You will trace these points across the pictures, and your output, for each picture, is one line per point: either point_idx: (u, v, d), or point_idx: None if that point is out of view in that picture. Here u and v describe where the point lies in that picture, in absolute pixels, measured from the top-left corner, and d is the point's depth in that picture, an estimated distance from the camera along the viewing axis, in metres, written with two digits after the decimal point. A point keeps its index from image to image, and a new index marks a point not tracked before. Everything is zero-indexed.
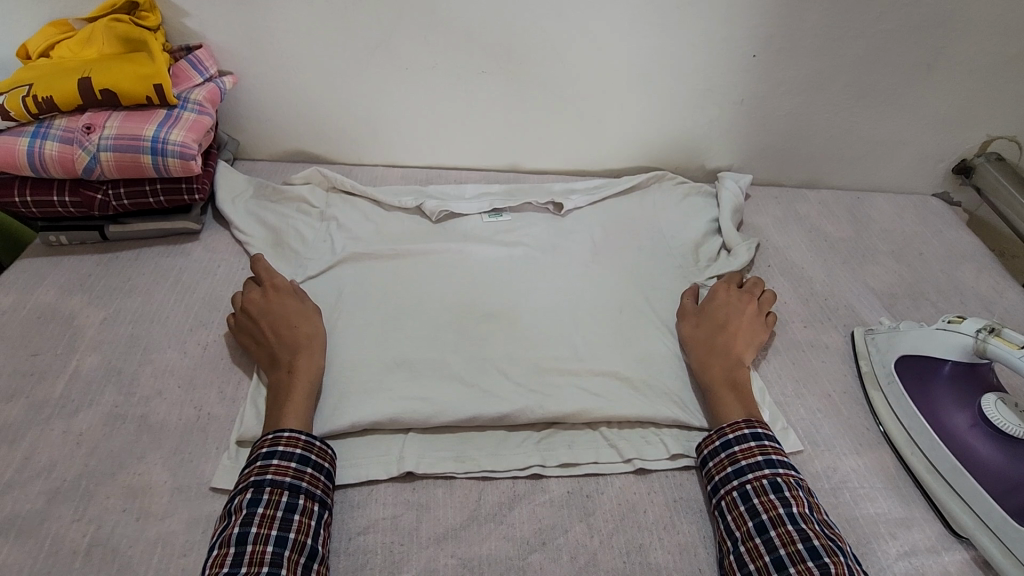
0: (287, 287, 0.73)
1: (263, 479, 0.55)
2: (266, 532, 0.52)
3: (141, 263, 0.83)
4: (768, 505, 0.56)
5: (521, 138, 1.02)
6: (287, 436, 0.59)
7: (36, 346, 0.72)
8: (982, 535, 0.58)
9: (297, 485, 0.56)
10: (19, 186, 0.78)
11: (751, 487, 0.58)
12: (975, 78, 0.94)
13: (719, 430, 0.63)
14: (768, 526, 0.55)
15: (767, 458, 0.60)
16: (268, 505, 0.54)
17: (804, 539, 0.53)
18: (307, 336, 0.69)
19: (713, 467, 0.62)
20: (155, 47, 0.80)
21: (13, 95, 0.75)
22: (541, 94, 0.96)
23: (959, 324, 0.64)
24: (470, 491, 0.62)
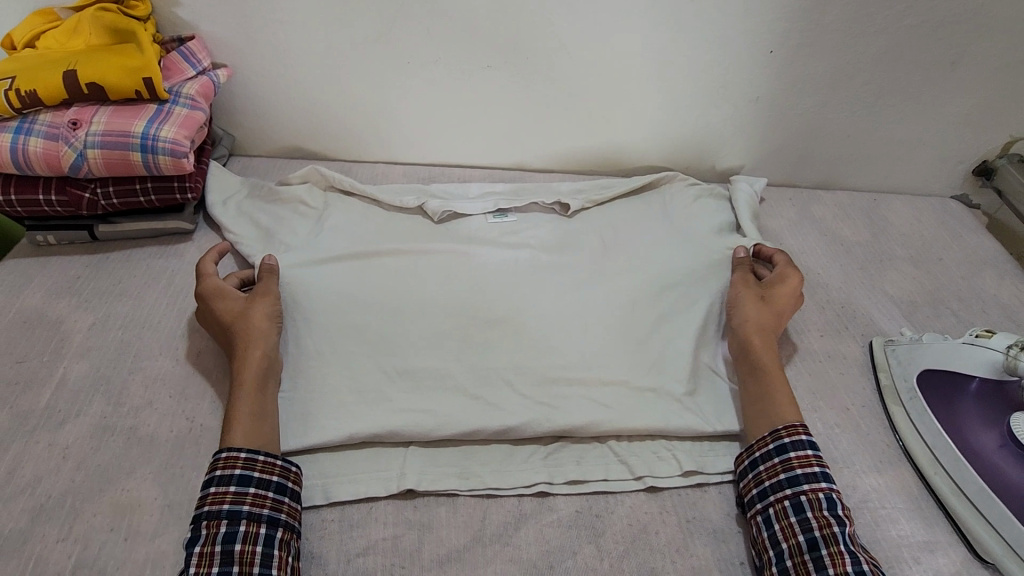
0: (213, 287, 0.69)
1: (201, 513, 0.53)
2: (206, 570, 0.50)
3: (133, 264, 0.80)
4: (823, 522, 0.54)
5: (526, 134, 0.99)
6: (224, 455, 0.55)
7: (21, 352, 0.69)
8: (1010, 561, 0.55)
9: (236, 510, 0.53)
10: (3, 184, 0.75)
11: (807, 500, 0.56)
12: (1001, 76, 0.91)
13: (775, 432, 0.61)
14: (820, 544, 0.53)
15: (824, 470, 0.58)
16: (206, 540, 0.51)
17: (855, 562, 0.52)
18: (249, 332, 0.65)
19: (764, 470, 0.59)
20: (145, 38, 0.76)
21: None
22: (547, 90, 0.93)
23: (987, 339, 0.62)
24: (474, 509, 0.59)
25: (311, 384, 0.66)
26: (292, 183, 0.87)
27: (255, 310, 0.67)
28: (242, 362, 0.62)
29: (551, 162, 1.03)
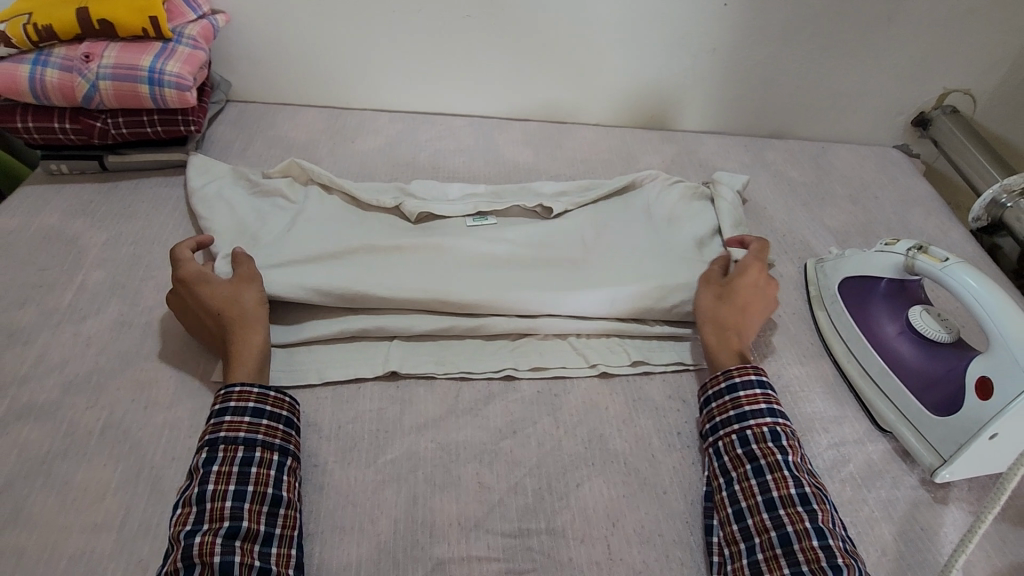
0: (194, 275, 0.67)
1: (217, 437, 0.56)
2: (223, 488, 0.54)
3: (141, 192, 0.87)
4: (766, 451, 0.59)
5: (506, 84, 1.07)
6: (238, 389, 0.60)
7: (43, 262, 0.76)
8: (903, 426, 0.65)
9: (253, 438, 0.57)
10: (21, 112, 0.82)
11: (752, 433, 0.60)
12: (931, 30, 1.01)
13: (726, 372, 0.65)
14: (765, 470, 0.58)
15: (770, 407, 0.62)
16: (223, 462, 0.55)
17: (797, 485, 0.57)
18: (238, 314, 0.65)
19: (715, 407, 0.64)
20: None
21: (14, 24, 0.79)
22: (524, 41, 1.01)
23: (893, 245, 0.71)
24: (449, 389, 0.68)
25: None
26: (274, 177, 0.87)
27: (243, 293, 0.66)
28: (239, 344, 0.63)
29: (528, 111, 1.11)
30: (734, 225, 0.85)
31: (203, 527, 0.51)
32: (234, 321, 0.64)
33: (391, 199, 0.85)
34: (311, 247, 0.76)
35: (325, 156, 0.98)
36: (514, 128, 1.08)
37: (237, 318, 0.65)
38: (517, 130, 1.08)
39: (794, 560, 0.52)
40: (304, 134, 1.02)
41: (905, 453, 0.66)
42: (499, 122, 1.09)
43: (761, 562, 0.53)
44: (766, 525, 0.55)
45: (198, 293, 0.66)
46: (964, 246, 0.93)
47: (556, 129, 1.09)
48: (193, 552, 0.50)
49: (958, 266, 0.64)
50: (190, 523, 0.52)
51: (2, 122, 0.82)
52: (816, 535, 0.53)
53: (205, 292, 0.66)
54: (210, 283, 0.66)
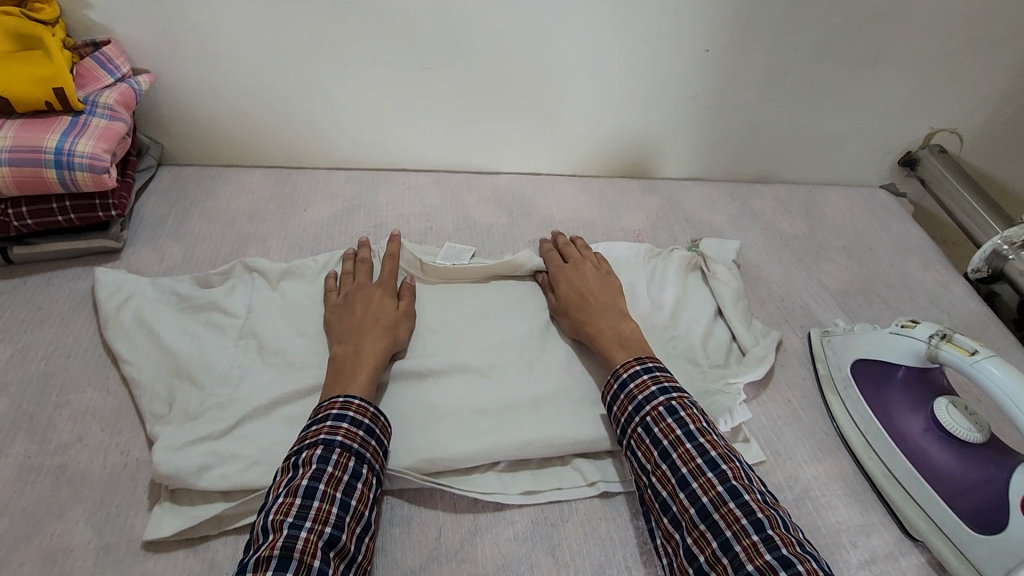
0: (365, 288, 0.72)
1: (334, 440, 0.54)
2: (332, 493, 0.51)
3: (55, 290, 0.75)
4: (667, 430, 0.58)
5: (473, 134, 0.98)
6: (358, 403, 0.58)
7: None
8: (936, 538, 0.59)
9: (363, 454, 0.55)
10: None
11: (651, 418, 0.60)
12: (916, 72, 0.96)
13: (615, 374, 0.65)
14: (670, 450, 0.57)
15: (659, 386, 0.62)
16: (336, 466, 0.53)
17: (702, 453, 0.56)
18: (383, 318, 0.68)
19: (616, 410, 0.63)
20: (53, 47, 0.71)
21: None
22: (492, 89, 0.92)
23: (912, 328, 0.65)
24: (429, 527, 0.59)
25: (254, 410, 0.63)
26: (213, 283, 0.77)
27: (401, 324, 0.70)
28: (371, 346, 0.65)
29: (497, 162, 1.02)
30: (736, 308, 0.79)
31: (306, 524, 0.48)
32: (379, 323, 0.68)
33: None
34: (263, 390, 0.65)
35: (274, 230, 0.87)
36: (484, 184, 0.99)
37: (379, 323, 0.68)
38: (487, 187, 0.99)
39: (721, 531, 0.51)
40: (249, 202, 0.90)
41: (939, 566, 0.59)
42: (467, 176, 1.00)
43: (694, 546, 0.52)
44: (687, 506, 0.54)
45: (364, 288, 0.72)
46: (967, 302, 0.88)
47: (529, 182, 1.00)
48: (294, 546, 0.47)
49: (990, 361, 0.58)
50: (292, 515, 0.49)
51: None
52: (731, 496, 0.53)
53: (372, 291, 0.72)
54: (383, 289, 0.72)
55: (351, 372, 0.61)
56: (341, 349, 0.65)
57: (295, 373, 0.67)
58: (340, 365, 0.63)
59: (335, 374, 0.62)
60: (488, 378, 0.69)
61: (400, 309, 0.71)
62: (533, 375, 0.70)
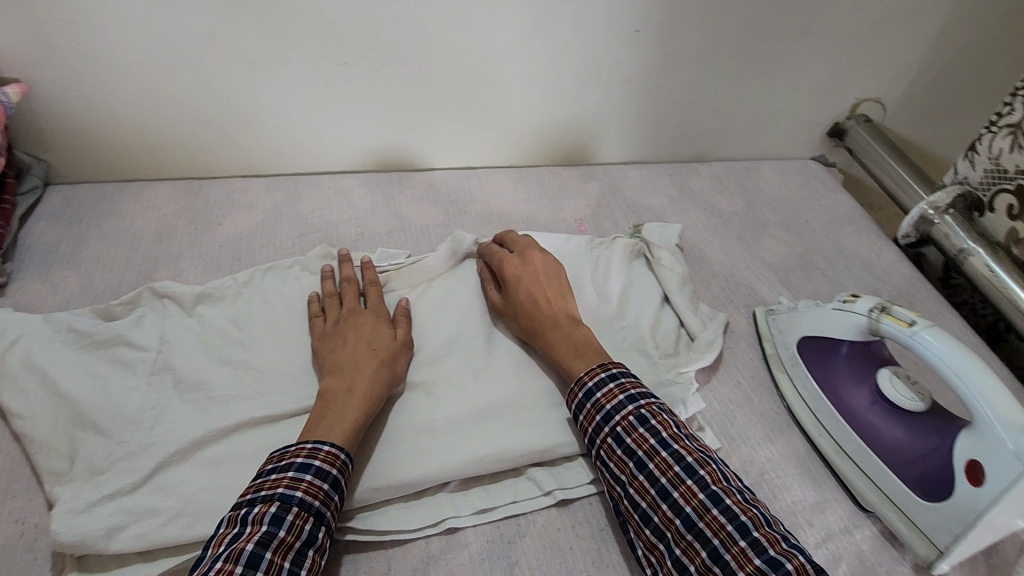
0: (357, 318, 0.66)
1: (292, 497, 0.48)
2: (279, 562, 0.45)
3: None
4: (640, 439, 0.56)
5: (399, 130, 0.92)
6: (326, 450, 0.52)
7: None
8: (887, 509, 0.59)
9: (323, 513, 0.49)
10: None
11: (622, 427, 0.57)
12: (839, 45, 0.97)
13: (578, 381, 0.61)
14: (646, 459, 0.55)
15: (627, 395, 0.59)
16: (290, 530, 0.47)
17: (679, 460, 0.54)
18: (377, 350, 0.62)
19: (583, 418, 0.60)
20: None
21: None
22: (416, 80, 0.86)
23: (852, 303, 0.66)
24: (376, 562, 0.54)
25: (172, 455, 0.57)
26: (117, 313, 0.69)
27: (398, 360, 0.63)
28: (366, 385, 0.58)
29: (425, 157, 0.96)
30: (683, 292, 0.78)
31: None
32: (375, 356, 0.61)
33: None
34: (181, 428, 0.59)
35: (184, 249, 0.79)
36: (414, 181, 0.93)
37: (370, 356, 0.61)
38: (418, 184, 0.93)
39: (708, 540, 0.49)
40: (155, 219, 0.82)
41: (891, 535, 0.60)
42: (392, 174, 0.94)
43: (683, 558, 0.50)
44: (670, 518, 0.52)
45: (350, 319, 0.66)
46: (900, 267, 0.90)
47: (463, 176, 0.96)
48: None
49: (928, 331, 0.58)
50: None
51: None
52: (713, 503, 0.51)
53: (367, 319, 0.66)
54: (378, 318, 0.66)
55: (326, 422, 0.54)
56: (330, 385, 0.58)
57: (217, 406, 0.61)
58: (323, 413, 0.55)
59: (311, 423, 0.54)
60: (431, 392, 0.65)
61: (399, 342, 0.65)
62: (480, 382, 0.66)
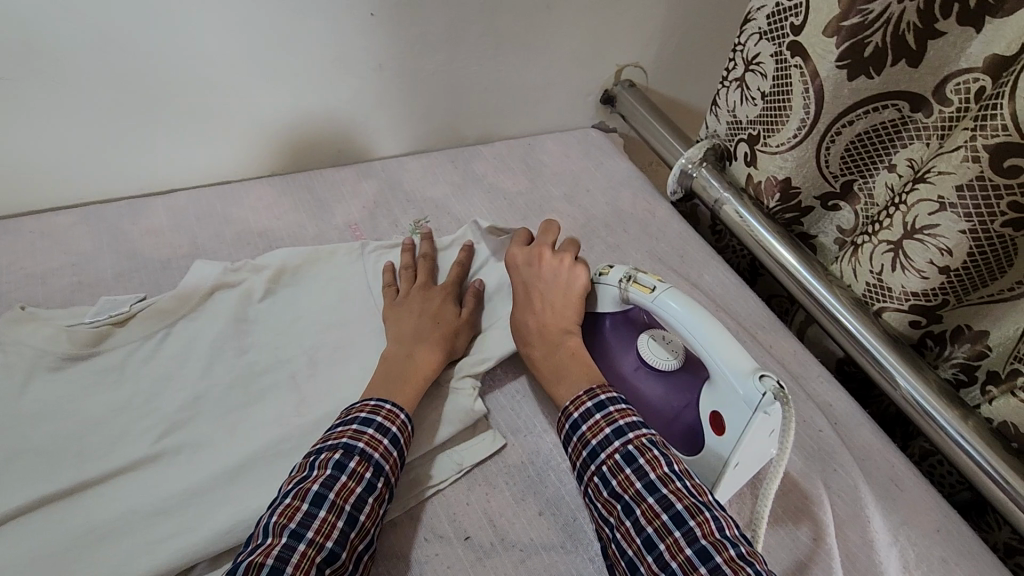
0: (556, 262, 0.67)
1: (355, 445, 0.52)
2: (341, 504, 0.49)
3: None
4: (651, 515, 0.49)
5: (346, 117, 0.88)
6: (388, 407, 0.56)
7: None
8: None
9: (397, 440, 0.55)
10: None
11: (619, 480, 0.51)
12: None
13: (564, 413, 0.58)
14: (655, 540, 0.48)
15: (615, 428, 0.54)
16: (351, 476, 0.51)
17: (697, 547, 0.46)
18: (559, 309, 0.65)
19: (573, 454, 0.56)
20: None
21: None
22: (371, 79, 0.86)
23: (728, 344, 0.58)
24: None
25: None
26: None
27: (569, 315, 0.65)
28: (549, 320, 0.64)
29: (367, 147, 0.94)
30: None
31: (307, 534, 0.47)
32: (546, 313, 0.65)
33: (134, 306, 0.65)
34: None
35: None
36: (352, 170, 0.90)
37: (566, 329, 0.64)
38: (350, 170, 0.90)
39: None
40: None
41: None
42: (333, 167, 0.90)
43: None
44: (654, 572, 0.47)
45: (545, 260, 0.68)
46: None
47: (395, 164, 0.93)
48: (291, 559, 0.45)
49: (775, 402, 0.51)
50: (295, 521, 0.47)
51: None
52: None
53: (545, 274, 0.67)
54: (564, 278, 0.67)
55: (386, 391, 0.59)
56: (392, 351, 0.63)
57: None
58: (436, 320, 0.66)
59: (434, 308, 0.67)
60: None
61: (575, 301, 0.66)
62: None
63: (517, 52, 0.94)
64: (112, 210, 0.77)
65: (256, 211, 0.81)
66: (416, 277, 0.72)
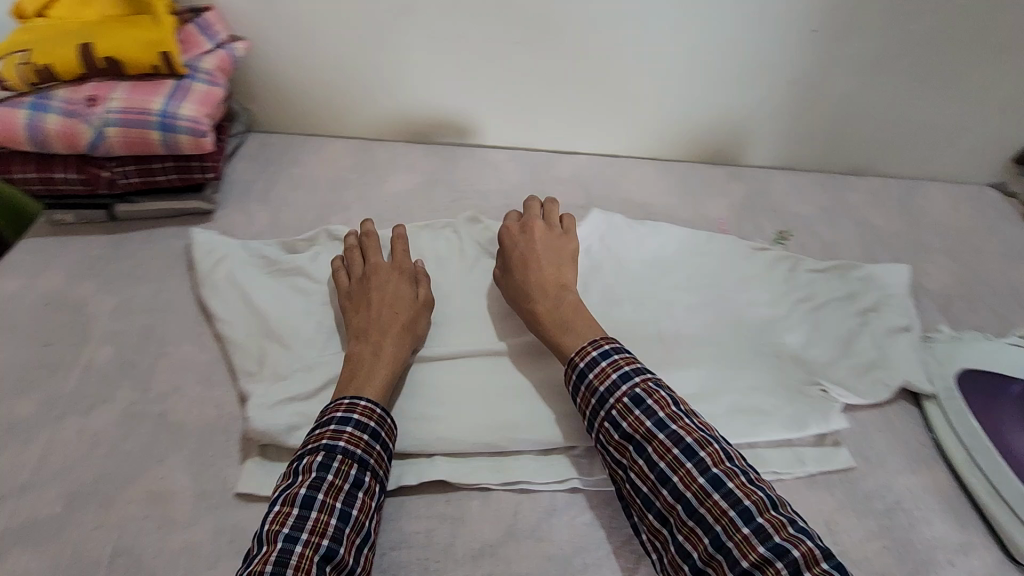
0: (519, 228, 0.73)
1: (335, 445, 0.53)
2: (331, 502, 0.50)
3: (286, 210, 0.85)
4: (663, 450, 0.52)
5: (738, 121, 0.94)
6: (364, 404, 0.56)
7: (66, 313, 0.70)
8: None
9: (378, 433, 0.55)
10: (62, 163, 0.72)
11: (628, 421, 0.54)
12: None
13: (571, 364, 0.59)
14: (668, 474, 0.51)
15: (621, 373, 0.57)
16: (337, 474, 0.51)
17: (705, 473, 0.50)
18: (546, 264, 0.69)
19: (581, 399, 0.58)
20: (158, 8, 0.72)
21: (103, 44, 0.70)
22: (779, 91, 0.90)
23: None
24: None
25: None
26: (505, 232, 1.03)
27: (562, 275, 0.69)
28: (557, 292, 0.66)
29: (742, 153, 0.99)
30: None
31: (302, 535, 0.48)
32: (545, 277, 0.67)
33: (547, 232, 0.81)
34: None
35: None
36: (724, 171, 0.96)
37: (544, 286, 0.66)
38: (722, 171, 0.96)
39: (710, 527, 0.48)
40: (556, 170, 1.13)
41: None
42: (707, 164, 0.97)
43: (686, 544, 0.49)
44: (670, 503, 0.51)
45: (535, 229, 0.73)
46: None
47: (764, 174, 0.96)
48: (289, 561, 0.46)
49: None
50: (288, 526, 0.48)
51: (42, 174, 0.72)
52: (744, 519, 0.48)
53: (529, 242, 0.71)
54: (548, 246, 0.71)
55: (352, 380, 0.59)
56: (356, 349, 0.62)
57: None
58: (393, 307, 0.65)
59: (392, 294, 0.66)
60: None
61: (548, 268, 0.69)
62: None
63: (939, 91, 0.89)
64: (534, 158, 0.96)
65: (638, 185, 0.92)
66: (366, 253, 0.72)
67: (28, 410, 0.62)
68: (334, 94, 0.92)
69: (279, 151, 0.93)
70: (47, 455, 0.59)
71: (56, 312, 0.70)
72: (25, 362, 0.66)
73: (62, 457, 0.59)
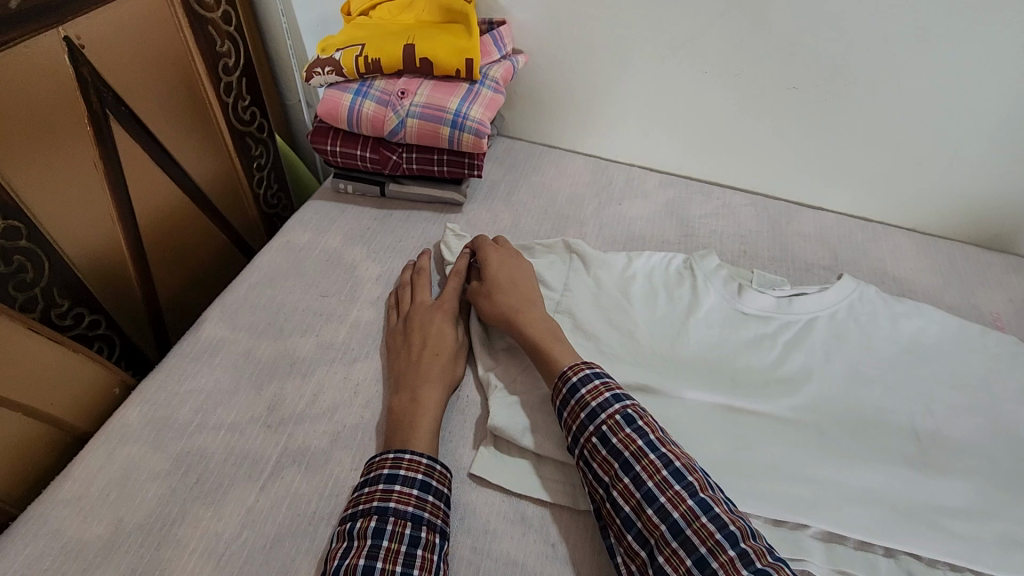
0: (504, 253, 0.76)
1: (386, 507, 0.53)
2: (391, 568, 0.49)
3: (526, 213, 0.89)
4: (652, 470, 0.52)
5: None
6: (409, 458, 0.57)
7: (340, 272, 0.80)
8: None
9: (428, 484, 0.56)
10: (363, 142, 0.84)
11: (618, 439, 0.55)
12: None
13: (561, 378, 0.60)
14: (654, 494, 0.51)
15: (613, 394, 0.58)
16: (393, 538, 0.51)
17: (692, 494, 0.50)
18: (525, 286, 0.72)
19: (568, 418, 0.59)
20: (471, 19, 0.80)
21: (422, 45, 0.79)
22: None
23: None
24: None
25: None
26: None
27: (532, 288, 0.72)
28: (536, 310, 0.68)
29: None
30: None
31: None
32: (523, 292, 0.71)
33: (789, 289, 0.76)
34: None
35: None
36: (1003, 259, 0.85)
37: (532, 304, 0.69)
38: (1000, 258, 0.85)
39: (694, 548, 0.48)
40: None
41: None
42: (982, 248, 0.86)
43: (667, 566, 0.48)
44: (654, 523, 0.50)
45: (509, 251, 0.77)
46: None
47: None
48: None
49: None
50: None
51: (345, 149, 0.85)
52: (730, 542, 0.47)
53: (506, 263, 0.74)
54: (516, 263, 0.75)
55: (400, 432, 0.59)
56: (398, 401, 0.62)
57: None
58: (436, 351, 0.67)
59: (434, 335, 0.68)
60: None
61: (519, 288, 0.71)
62: None
63: None
64: (777, 206, 0.92)
65: (895, 256, 0.85)
66: (414, 287, 0.75)
67: (308, 349, 0.71)
68: (590, 112, 0.96)
69: (525, 157, 0.99)
70: (318, 392, 0.67)
71: (333, 268, 0.80)
72: (308, 306, 0.76)
73: (331, 397, 0.66)
